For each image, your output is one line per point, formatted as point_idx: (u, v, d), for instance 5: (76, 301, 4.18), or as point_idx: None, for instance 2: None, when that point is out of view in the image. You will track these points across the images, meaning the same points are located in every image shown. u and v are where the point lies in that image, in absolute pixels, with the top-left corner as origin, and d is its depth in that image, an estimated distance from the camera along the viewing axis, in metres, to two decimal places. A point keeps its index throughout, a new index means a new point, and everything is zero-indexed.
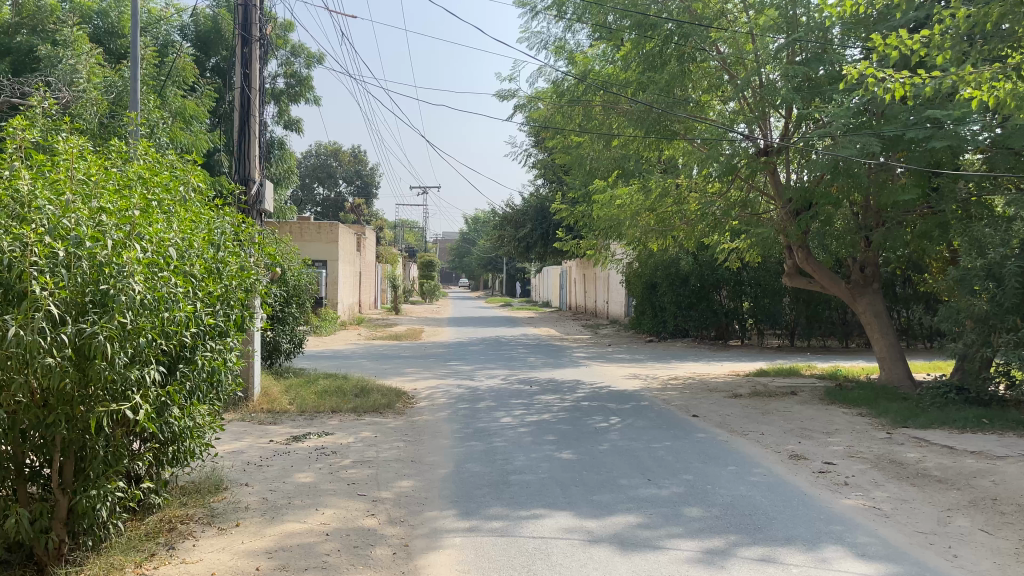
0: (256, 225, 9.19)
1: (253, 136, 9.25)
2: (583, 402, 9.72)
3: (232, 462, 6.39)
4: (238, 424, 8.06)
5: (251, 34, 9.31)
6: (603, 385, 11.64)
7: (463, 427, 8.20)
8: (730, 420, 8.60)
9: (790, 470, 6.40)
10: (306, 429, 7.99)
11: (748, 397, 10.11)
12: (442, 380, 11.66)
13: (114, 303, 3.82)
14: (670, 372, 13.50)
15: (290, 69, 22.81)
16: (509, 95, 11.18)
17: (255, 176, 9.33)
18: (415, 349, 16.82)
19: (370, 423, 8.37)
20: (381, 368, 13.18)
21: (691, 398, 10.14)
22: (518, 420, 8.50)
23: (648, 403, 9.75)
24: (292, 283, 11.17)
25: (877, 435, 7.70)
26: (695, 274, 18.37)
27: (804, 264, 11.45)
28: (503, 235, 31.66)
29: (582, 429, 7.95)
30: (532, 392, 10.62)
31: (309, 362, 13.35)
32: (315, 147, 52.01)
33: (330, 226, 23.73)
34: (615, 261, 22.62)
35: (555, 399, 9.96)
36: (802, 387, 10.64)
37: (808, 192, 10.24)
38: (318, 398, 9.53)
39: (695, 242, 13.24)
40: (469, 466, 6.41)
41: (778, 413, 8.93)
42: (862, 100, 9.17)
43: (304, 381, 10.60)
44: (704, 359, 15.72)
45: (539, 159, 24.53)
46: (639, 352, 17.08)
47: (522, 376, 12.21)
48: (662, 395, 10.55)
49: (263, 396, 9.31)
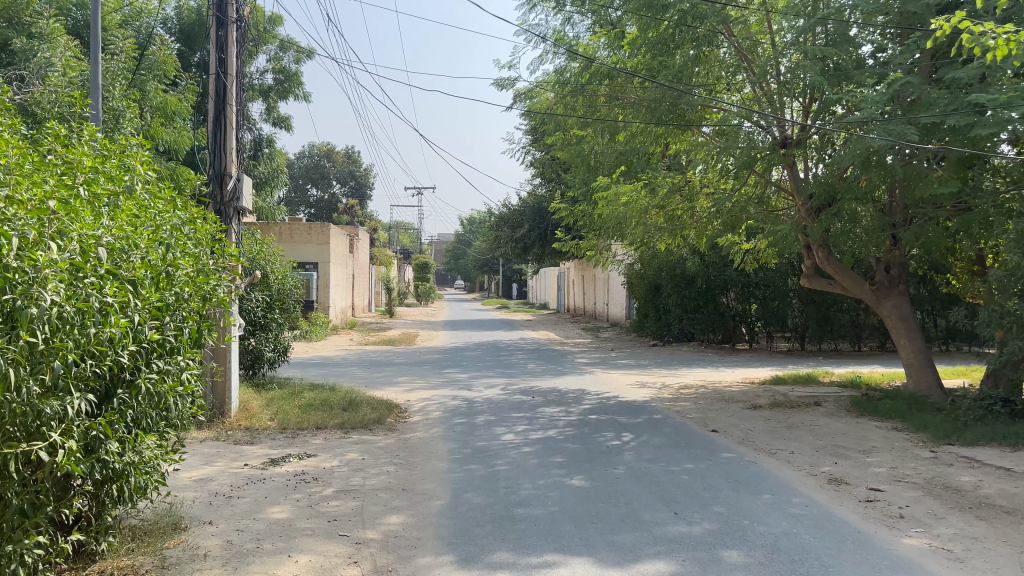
0: (231, 224, 8.36)
1: (230, 127, 8.43)
2: (591, 415, 8.93)
3: (197, 494, 5.59)
4: (211, 446, 7.26)
5: (226, 16, 8.45)
6: (610, 395, 10.87)
7: (460, 446, 7.41)
8: (754, 437, 7.83)
9: (834, 499, 5.61)
10: (286, 450, 7.19)
11: (769, 408, 9.33)
12: (437, 390, 10.87)
13: (19, 318, 3.03)
14: (680, 379, 12.71)
15: (278, 64, 22.02)
16: (509, 83, 10.39)
17: (231, 170, 8.50)
18: (409, 355, 16.03)
19: (357, 442, 7.58)
20: (373, 376, 12.38)
21: (707, 410, 9.38)
22: (521, 438, 7.71)
23: (662, 416, 8.97)
24: (276, 287, 10.33)
25: (921, 455, 6.91)
26: (701, 275, 17.59)
27: (824, 264, 10.70)
28: (500, 236, 30.89)
29: (592, 448, 7.17)
30: (535, 404, 9.84)
31: (296, 371, 12.57)
32: (308, 148, 51.21)
33: (321, 227, 22.95)
34: (617, 262, 21.85)
35: (560, 412, 9.19)
36: (826, 397, 9.87)
37: (833, 187, 9.49)
38: (302, 413, 8.74)
39: (706, 241, 12.44)
40: (468, 496, 5.61)
41: (805, 429, 8.15)
42: (899, 82, 8.35)
43: (288, 393, 9.81)
44: (713, 365, 14.96)
45: (537, 157, 23.76)
46: (644, 357, 16.34)
47: (523, 386, 11.42)
48: (675, 406, 9.78)
49: (241, 412, 8.51)
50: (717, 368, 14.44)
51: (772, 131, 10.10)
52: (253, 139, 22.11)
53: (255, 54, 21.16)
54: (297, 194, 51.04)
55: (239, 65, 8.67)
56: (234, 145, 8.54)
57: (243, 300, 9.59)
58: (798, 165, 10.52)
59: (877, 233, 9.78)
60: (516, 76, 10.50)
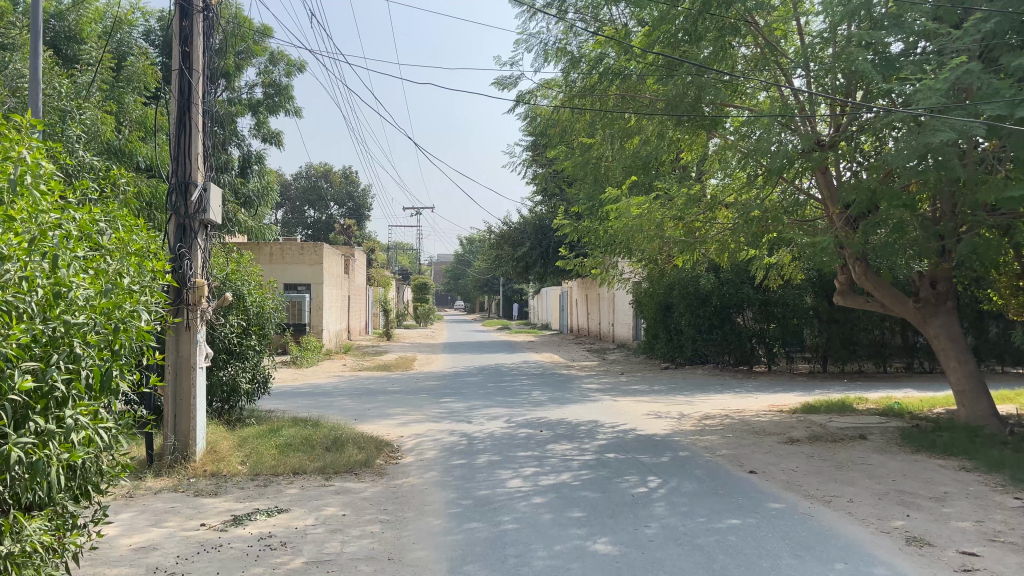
0: (196, 241, 7.27)
1: (198, 129, 7.41)
2: (608, 454, 7.84)
3: (131, 571, 4.49)
4: (165, 499, 6.16)
5: (192, 4, 7.43)
6: (626, 427, 9.78)
7: (459, 497, 6.31)
8: (801, 481, 6.75)
9: (923, 568, 4.52)
10: (254, 504, 6.09)
11: (808, 443, 8.26)
12: (434, 424, 9.79)
13: None
14: (699, 408, 11.63)
15: (268, 78, 21.04)
16: (511, 83, 9.39)
17: (197, 178, 7.42)
18: (404, 382, 14.94)
19: (339, 493, 6.48)
20: (363, 407, 11.29)
21: (739, 446, 8.30)
22: (530, 485, 6.62)
23: (689, 455, 7.89)
24: (254, 311, 9.32)
25: (1006, 504, 5.84)
26: (716, 293, 16.56)
27: (861, 280, 9.70)
28: (500, 255, 29.89)
29: (615, 498, 6.08)
30: (543, 439, 8.75)
31: (280, 403, 11.48)
32: (306, 169, 50.34)
33: (314, 247, 21.94)
34: (623, 280, 20.82)
35: (572, 449, 8.12)
36: (870, 429, 8.78)
37: (874, 192, 8.56)
38: (279, 456, 7.63)
39: (727, 256, 11.41)
40: (469, 569, 4.53)
41: (858, 469, 7.07)
42: (962, 68, 7.32)
43: (265, 430, 8.72)
44: (733, 390, 13.89)
45: (539, 173, 22.79)
46: (656, 381, 15.23)
47: (529, 417, 10.34)
48: (701, 441, 8.71)
49: (209, 455, 7.41)
50: (738, 394, 13.37)
51: (803, 134, 9.22)
52: (242, 157, 21.13)
53: (244, 68, 20.26)
54: (293, 216, 50.15)
55: (208, 62, 7.67)
56: (200, 150, 7.50)
57: (214, 325, 8.55)
58: (832, 169, 9.59)
59: (926, 244, 8.75)
60: (519, 76, 9.52)
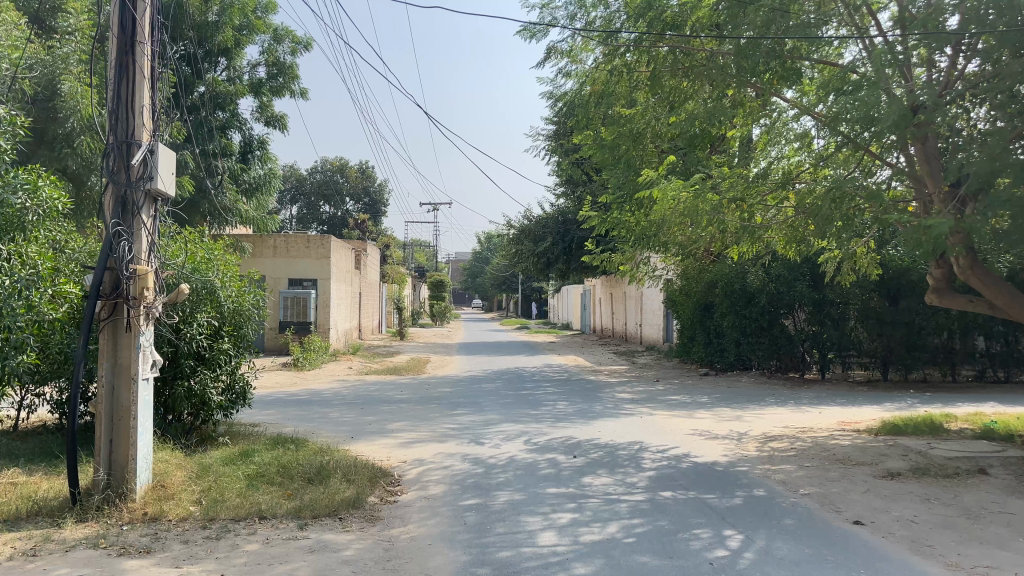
0: (138, 218, 5.70)
1: (142, 74, 5.79)
2: (664, 494, 6.14)
3: None
4: (72, 564, 4.51)
5: None
6: (676, 451, 8.10)
7: (474, 560, 4.65)
8: (933, 541, 5.03)
9: None
10: (192, 571, 4.45)
11: (917, 481, 6.54)
12: (445, 444, 8.16)
13: None
14: (758, 425, 9.90)
15: (272, 56, 19.42)
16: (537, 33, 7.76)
17: (141, 138, 5.80)
18: (413, 388, 13.33)
19: (314, 551, 4.84)
20: (363, 421, 9.68)
21: (828, 483, 6.59)
22: (567, 542, 4.94)
23: (769, 496, 6.17)
24: (229, 308, 7.76)
25: None
26: (765, 292, 14.87)
27: (965, 275, 7.95)
28: (520, 250, 28.22)
29: (687, 568, 4.41)
30: (579, 469, 7.06)
31: (267, 416, 9.89)
32: (321, 163, 48.91)
33: (321, 240, 20.41)
34: (655, 276, 19.10)
35: (616, 485, 6.42)
36: (989, 461, 7.04)
37: (1000, 163, 6.83)
38: (246, 492, 6.01)
39: (791, 247, 9.75)
40: None
41: (1001, 524, 5.36)
42: None
43: (236, 453, 7.12)
44: (787, 401, 12.16)
45: (563, 161, 21.13)
46: (696, 390, 13.52)
47: (558, 437, 8.68)
48: (775, 472, 7.00)
49: (155, 491, 5.81)
50: (795, 407, 11.64)
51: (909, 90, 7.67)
52: (242, 141, 19.56)
53: (246, 45, 18.74)
54: (308, 211, 48.82)
55: None
56: (148, 101, 5.89)
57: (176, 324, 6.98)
58: (931, 136, 7.87)
59: None
60: (549, 23, 8.00)
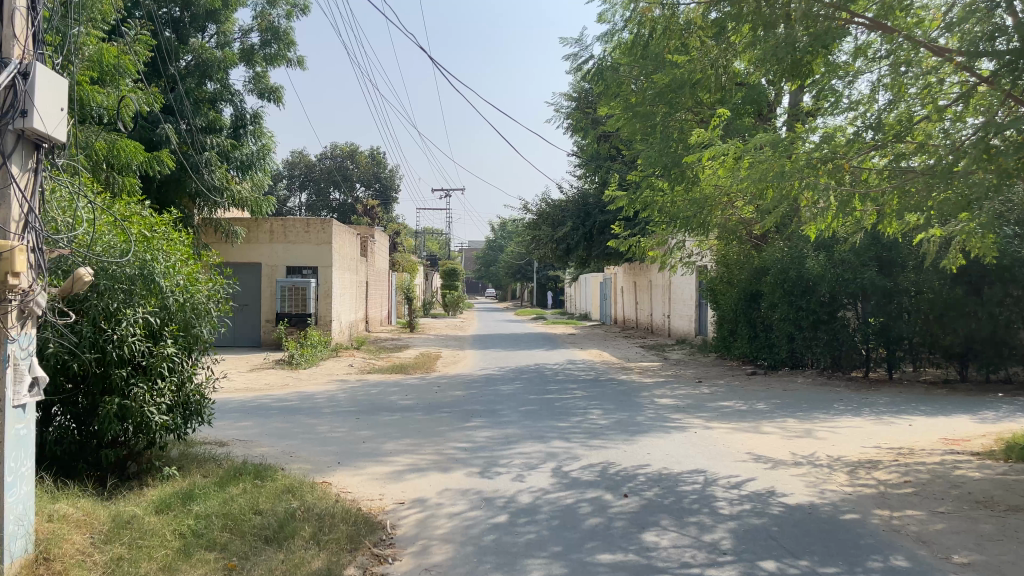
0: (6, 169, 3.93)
1: None
2: (767, 567, 4.29)
3: None
4: None
5: None
6: (755, 485, 6.24)
7: None
8: None
9: None
10: None
11: None
12: (455, 475, 6.37)
13: None
14: (841, 444, 8.03)
15: (265, 21, 17.56)
16: None
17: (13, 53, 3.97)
18: (420, 392, 11.54)
19: None
20: (354, 437, 7.90)
21: (987, 543, 4.73)
22: None
23: (917, 568, 4.32)
24: (177, 301, 5.97)
25: None
26: (825, 280, 12.96)
27: None
28: (538, 236, 26.37)
29: None
30: (635, 518, 5.22)
31: (238, 431, 8.12)
32: (330, 148, 47.06)
33: (321, 223, 18.61)
34: (690, 262, 17.19)
35: (695, 550, 4.57)
36: None
37: None
38: (172, 564, 4.22)
39: (881, 222, 7.87)
40: None
41: None
42: None
43: (179, 493, 5.36)
44: (860, 409, 10.29)
45: (587, 138, 19.22)
46: (748, 393, 11.68)
47: (596, 463, 6.85)
48: (905, 524, 5.13)
49: (33, 568, 3.98)
50: (871, 416, 9.77)
51: None
52: (234, 114, 17.79)
53: (237, 8, 16.92)
54: (318, 198, 47.10)
55: None
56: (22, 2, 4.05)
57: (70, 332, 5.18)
58: None
59: None
60: None
